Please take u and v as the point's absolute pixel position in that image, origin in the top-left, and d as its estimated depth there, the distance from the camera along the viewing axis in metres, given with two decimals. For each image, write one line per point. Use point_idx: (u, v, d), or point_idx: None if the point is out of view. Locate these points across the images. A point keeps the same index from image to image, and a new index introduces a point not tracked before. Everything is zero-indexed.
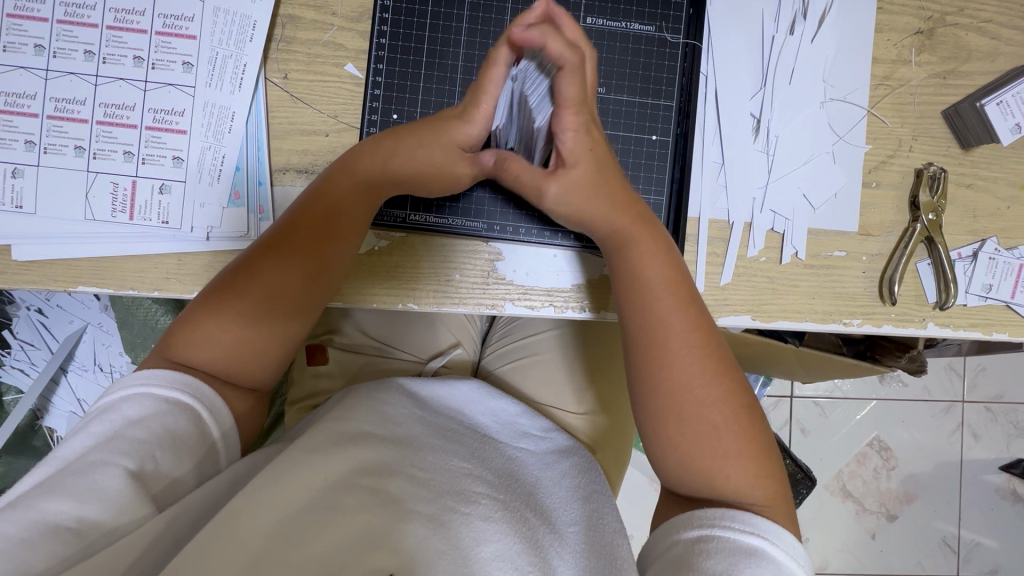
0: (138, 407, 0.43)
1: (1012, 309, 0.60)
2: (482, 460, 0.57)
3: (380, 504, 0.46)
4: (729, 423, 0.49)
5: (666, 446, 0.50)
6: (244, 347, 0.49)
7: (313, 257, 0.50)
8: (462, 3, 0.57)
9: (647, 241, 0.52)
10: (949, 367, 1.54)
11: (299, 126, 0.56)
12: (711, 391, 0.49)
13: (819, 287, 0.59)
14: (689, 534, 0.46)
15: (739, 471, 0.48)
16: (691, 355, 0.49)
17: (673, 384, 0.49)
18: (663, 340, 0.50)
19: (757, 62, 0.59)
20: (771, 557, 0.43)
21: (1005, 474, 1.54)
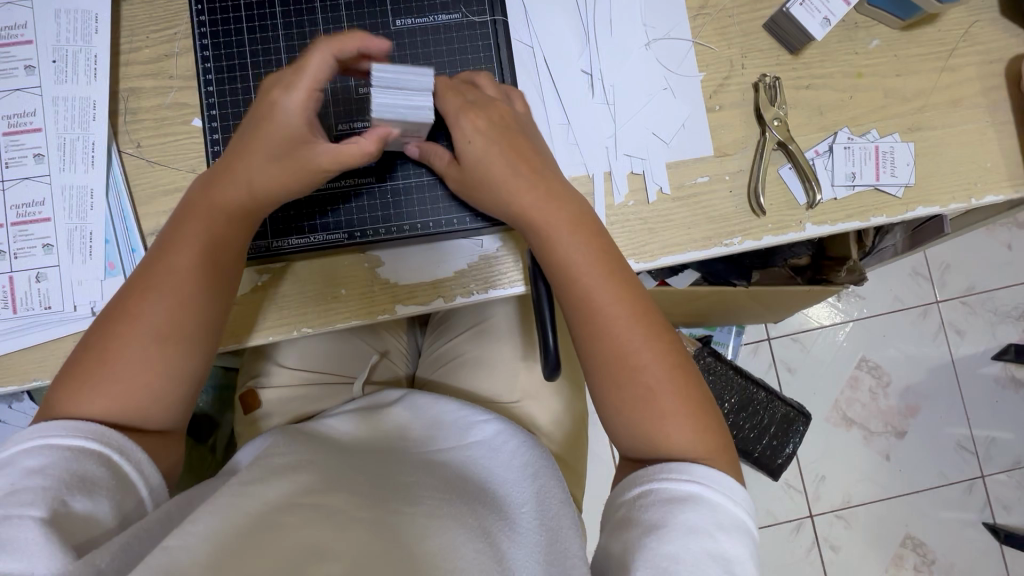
0: (41, 455, 0.43)
1: (882, 191, 0.61)
2: (422, 471, 0.58)
3: (325, 518, 0.46)
4: (660, 378, 0.51)
5: (611, 416, 0.52)
6: (147, 381, 0.49)
7: (193, 287, 0.51)
8: (277, 36, 0.59)
9: (562, 216, 0.53)
10: (913, 273, 1.55)
11: (161, 188, 0.59)
12: (637, 339, 0.51)
13: (692, 216, 0.61)
14: (631, 494, 0.47)
15: (670, 424, 0.50)
16: (625, 317, 0.52)
17: (616, 352, 0.51)
18: (582, 305, 0.52)
19: (577, 22, 0.61)
20: (706, 500, 0.45)
21: (999, 363, 1.53)
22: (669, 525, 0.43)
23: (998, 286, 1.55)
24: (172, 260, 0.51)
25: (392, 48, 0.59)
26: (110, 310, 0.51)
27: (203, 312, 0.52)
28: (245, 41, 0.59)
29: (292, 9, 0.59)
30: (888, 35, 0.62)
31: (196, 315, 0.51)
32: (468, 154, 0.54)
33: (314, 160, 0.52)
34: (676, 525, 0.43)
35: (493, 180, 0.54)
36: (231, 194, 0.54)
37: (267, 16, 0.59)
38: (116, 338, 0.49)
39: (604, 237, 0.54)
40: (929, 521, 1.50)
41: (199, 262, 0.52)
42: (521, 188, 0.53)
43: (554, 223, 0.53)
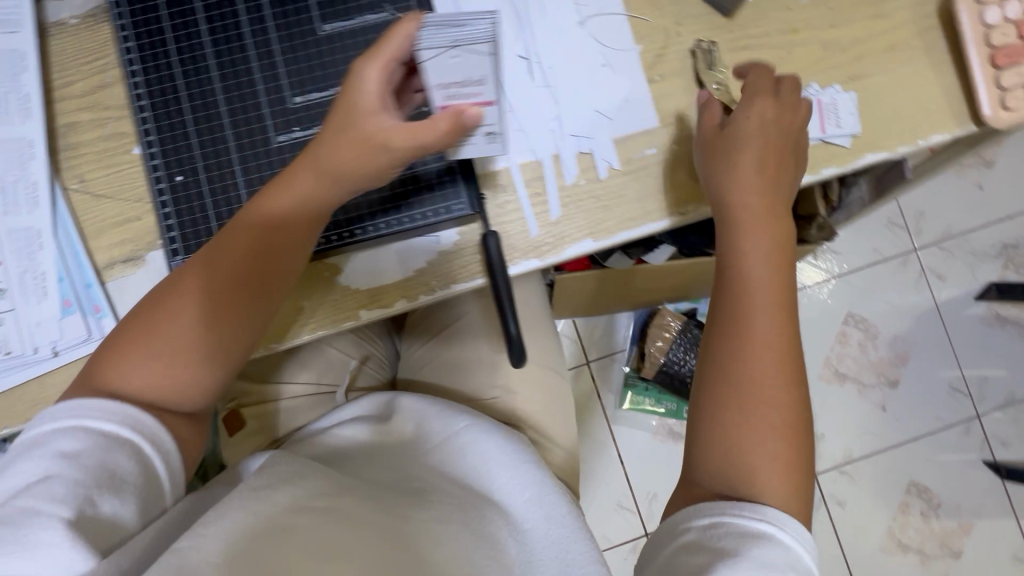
0: (75, 438, 0.44)
1: (829, 143, 0.61)
2: (422, 477, 0.59)
3: (336, 520, 0.48)
4: (769, 402, 0.52)
5: (706, 427, 0.53)
6: (183, 364, 0.49)
7: (240, 284, 0.50)
8: (204, 45, 0.55)
9: (764, 217, 0.56)
10: (889, 224, 1.56)
11: (110, 220, 0.58)
12: (770, 354, 0.53)
13: (645, 188, 0.61)
14: (701, 521, 0.48)
15: (763, 455, 0.51)
16: (773, 356, 0.53)
17: (755, 373, 0.52)
18: (755, 305, 0.54)
19: (509, 8, 0.61)
20: (779, 541, 0.46)
21: (983, 303, 1.55)
22: (746, 558, 0.44)
23: (973, 227, 1.56)
24: (200, 270, 0.50)
25: (322, 54, 0.55)
26: (157, 289, 0.51)
27: (233, 315, 0.50)
28: (173, 62, 0.55)
29: (217, 23, 0.55)
30: None
31: (228, 327, 0.50)
32: (740, 129, 0.57)
33: (383, 141, 0.50)
34: (751, 558, 0.44)
35: (738, 167, 0.56)
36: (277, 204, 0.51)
37: (193, 34, 0.55)
38: (155, 320, 0.49)
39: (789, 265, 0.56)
40: (931, 466, 1.52)
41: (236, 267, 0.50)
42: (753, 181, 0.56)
43: (749, 219, 0.56)
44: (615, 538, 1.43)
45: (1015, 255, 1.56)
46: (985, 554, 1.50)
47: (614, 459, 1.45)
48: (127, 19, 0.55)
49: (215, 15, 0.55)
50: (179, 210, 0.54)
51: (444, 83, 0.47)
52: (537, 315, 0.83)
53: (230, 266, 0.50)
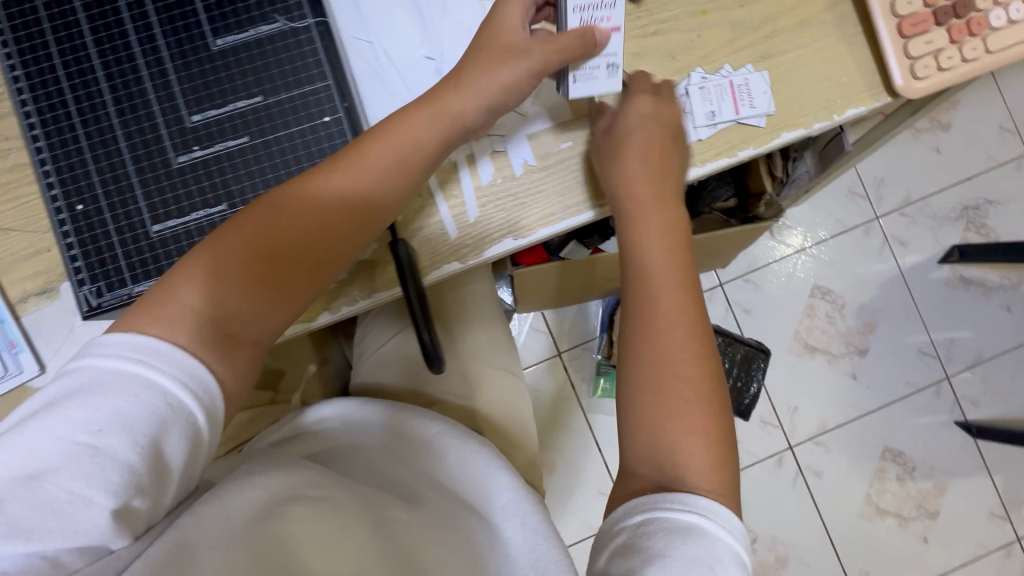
0: (136, 402, 0.42)
1: (744, 124, 0.61)
2: (412, 478, 0.65)
3: (332, 511, 0.52)
4: (684, 392, 0.52)
5: (638, 418, 0.53)
6: (213, 302, 0.48)
7: (280, 252, 0.51)
8: (93, 67, 0.53)
9: (659, 217, 0.58)
10: (849, 194, 1.56)
11: (20, 253, 0.57)
12: (683, 344, 0.53)
13: (563, 183, 0.61)
14: (632, 521, 0.48)
15: (688, 442, 0.51)
16: (686, 336, 0.54)
17: (671, 351, 0.53)
18: (658, 303, 0.55)
19: (412, 9, 0.59)
20: (707, 532, 0.45)
21: (946, 266, 1.56)
22: (671, 554, 0.44)
23: (933, 191, 1.57)
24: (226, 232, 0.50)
25: (216, 69, 0.54)
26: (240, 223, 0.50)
27: (276, 280, 0.51)
28: (64, 86, 0.53)
29: (106, 45, 0.53)
30: None
31: (269, 299, 0.51)
32: (625, 126, 0.58)
33: (425, 142, 0.54)
34: (676, 554, 0.44)
35: (623, 164, 0.58)
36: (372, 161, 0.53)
37: (83, 57, 0.53)
38: (248, 255, 0.50)
39: (690, 257, 0.58)
40: (904, 430, 1.54)
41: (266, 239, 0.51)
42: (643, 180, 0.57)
43: (642, 223, 0.58)
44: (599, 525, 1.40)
45: (975, 216, 1.57)
46: (961, 512, 1.52)
47: (593, 447, 1.42)
48: (13, 45, 0.53)
49: (103, 36, 0.53)
50: (82, 238, 0.53)
51: (582, 5, 0.54)
52: (486, 326, 0.88)
53: (273, 233, 0.51)
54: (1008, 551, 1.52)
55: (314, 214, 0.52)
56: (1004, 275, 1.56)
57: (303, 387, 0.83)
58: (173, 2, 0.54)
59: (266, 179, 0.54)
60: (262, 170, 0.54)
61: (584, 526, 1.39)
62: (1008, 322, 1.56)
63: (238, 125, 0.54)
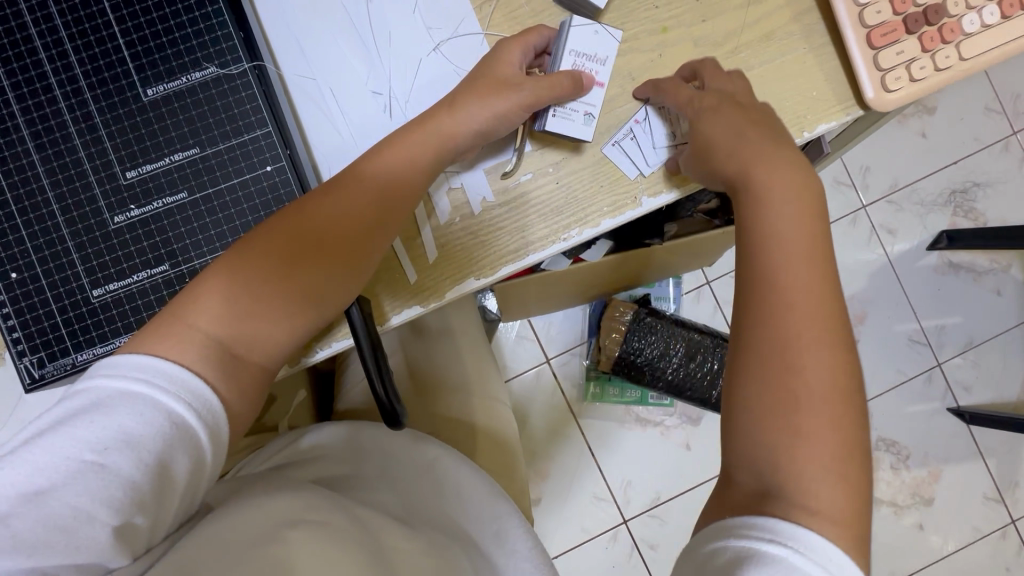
0: (142, 423, 0.43)
1: None
2: (409, 504, 0.68)
3: (326, 530, 0.53)
4: (821, 391, 0.48)
5: (749, 438, 0.48)
6: (238, 321, 0.49)
7: (304, 256, 0.51)
8: (17, 126, 0.50)
9: (794, 185, 0.52)
10: (835, 184, 1.54)
11: None
12: (819, 341, 0.49)
13: (525, 218, 0.58)
14: (710, 543, 0.46)
15: (821, 455, 0.47)
16: (818, 335, 0.49)
17: (804, 353, 0.48)
18: (779, 317, 0.49)
19: (358, 43, 0.57)
20: (791, 567, 0.43)
21: (935, 253, 1.54)
22: None
23: (920, 177, 1.54)
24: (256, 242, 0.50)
25: (148, 121, 0.51)
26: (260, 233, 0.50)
27: (297, 286, 0.50)
28: None
29: (29, 101, 0.50)
30: None
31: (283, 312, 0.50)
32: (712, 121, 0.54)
33: (442, 147, 0.54)
34: None
35: (721, 156, 0.53)
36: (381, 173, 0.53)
37: (5, 116, 0.50)
38: (272, 261, 0.50)
39: (821, 214, 0.52)
40: (897, 419, 1.54)
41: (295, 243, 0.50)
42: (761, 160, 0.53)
43: (772, 195, 0.52)
44: (594, 530, 1.39)
45: (963, 200, 1.55)
46: (956, 497, 1.52)
47: (586, 452, 1.41)
48: None
49: (25, 92, 0.50)
50: (18, 308, 0.50)
51: (578, 52, 0.57)
52: (467, 355, 0.88)
53: (301, 235, 0.51)
54: (1003, 533, 1.52)
55: (334, 226, 0.51)
56: (993, 258, 1.55)
57: (287, 416, 0.83)
58: (97, 52, 0.51)
59: (209, 235, 0.51)
60: (205, 226, 0.51)
61: (578, 532, 1.39)
62: (999, 306, 1.55)
63: (176, 179, 0.51)
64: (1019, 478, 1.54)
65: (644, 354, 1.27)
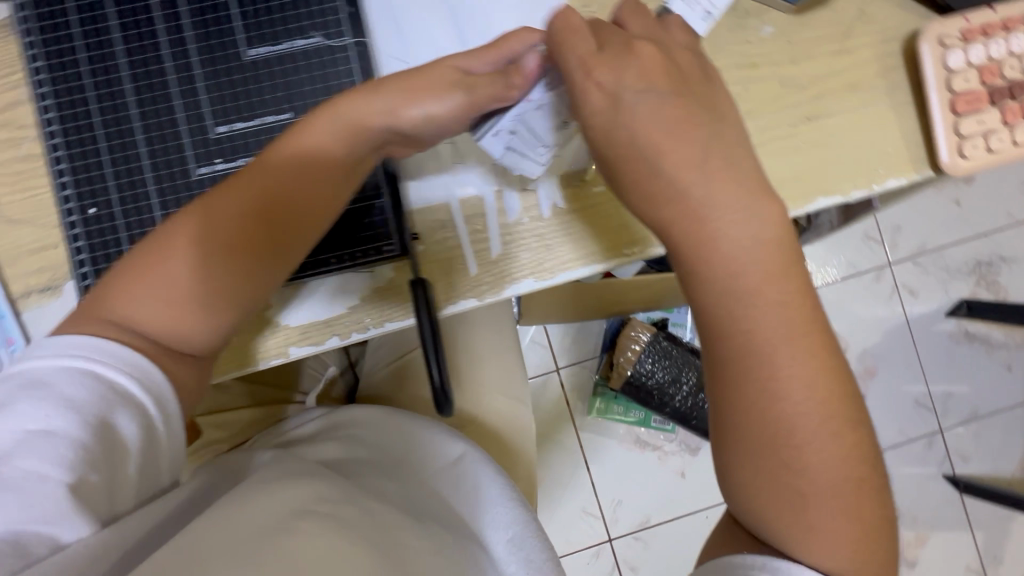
0: (76, 399, 0.42)
1: (783, 186, 0.60)
2: (415, 496, 0.64)
3: (332, 524, 0.48)
4: (807, 408, 0.44)
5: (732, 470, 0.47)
6: (180, 302, 0.46)
7: (241, 233, 0.47)
8: (119, 66, 0.51)
9: (691, 221, 0.44)
10: (866, 238, 1.54)
11: (27, 247, 0.56)
12: (802, 392, 0.44)
13: (590, 229, 0.59)
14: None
15: (825, 471, 0.44)
16: (795, 381, 0.44)
17: (779, 397, 0.44)
18: (741, 331, 0.44)
19: (455, 34, 0.57)
20: None
21: (953, 320, 1.55)
22: None
23: (949, 243, 1.55)
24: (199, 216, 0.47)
25: (246, 80, 0.52)
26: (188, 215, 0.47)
27: (243, 262, 0.47)
28: (86, 83, 0.51)
29: (134, 44, 0.51)
30: (781, 21, 0.60)
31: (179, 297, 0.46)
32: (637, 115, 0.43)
33: (364, 131, 0.48)
34: None
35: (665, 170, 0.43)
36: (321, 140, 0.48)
37: (108, 55, 0.51)
38: (221, 238, 0.47)
39: (787, 247, 0.44)
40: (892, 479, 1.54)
41: (228, 228, 0.47)
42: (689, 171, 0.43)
43: (720, 227, 0.43)
44: (579, 544, 1.39)
45: (988, 272, 1.56)
46: (938, 564, 1.53)
47: (582, 466, 1.41)
48: (36, 36, 0.51)
49: (132, 34, 0.51)
50: (91, 244, 0.51)
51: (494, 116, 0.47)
52: (498, 351, 0.88)
53: (224, 221, 0.47)
54: None
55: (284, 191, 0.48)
56: (1009, 334, 1.56)
57: (327, 394, 0.88)
58: (207, 7, 0.51)
59: None
60: None
61: (563, 544, 1.39)
62: (1008, 382, 1.56)
63: (263, 141, 0.52)
64: (1003, 555, 1.54)
65: (655, 378, 1.28)
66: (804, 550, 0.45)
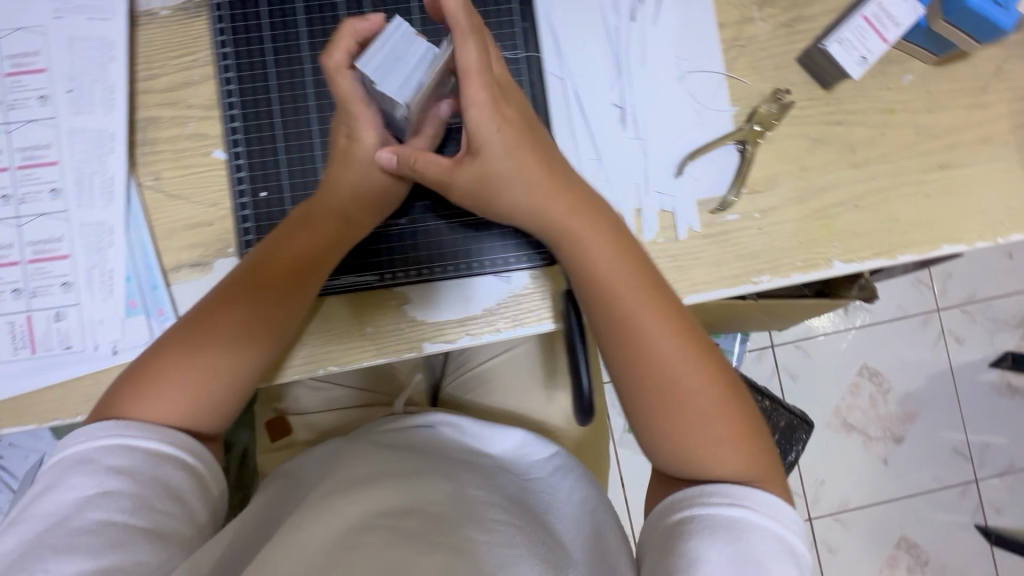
0: (122, 464, 0.44)
1: (910, 230, 0.61)
2: (495, 485, 0.62)
3: (402, 537, 0.48)
4: (664, 337, 0.51)
5: (653, 450, 0.52)
6: (202, 380, 0.49)
7: (283, 276, 0.52)
8: (302, 70, 0.57)
9: (564, 199, 0.52)
10: (915, 283, 1.55)
11: (181, 222, 0.57)
12: (688, 369, 0.50)
13: (721, 254, 0.60)
14: (673, 519, 0.47)
15: (706, 424, 0.49)
16: (684, 357, 0.51)
17: (665, 375, 0.50)
18: (622, 305, 0.51)
19: (610, 55, 0.60)
20: (749, 524, 0.45)
21: (996, 369, 1.55)
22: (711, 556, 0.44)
23: (1000, 294, 1.55)
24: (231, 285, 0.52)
25: None
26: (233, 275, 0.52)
27: (309, 290, 0.53)
28: (271, 84, 0.57)
29: (319, 51, 0.57)
30: (922, 70, 0.62)
31: (182, 372, 0.49)
32: (490, 142, 0.50)
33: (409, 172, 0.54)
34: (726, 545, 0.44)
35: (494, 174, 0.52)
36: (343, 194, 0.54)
37: (294, 60, 0.57)
38: (254, 285, 0.51)
39: (631, 246, 0.53)
40: (925, 525, 1.52)
41: (269, 270, 0.52)
42: (554, 188, 0.52)
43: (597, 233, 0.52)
44: None
45: None
46: None
47: None
48: (231, 40, 0.57)
49: (318, 43, 0.57)
50: (260, 228, 0.56)
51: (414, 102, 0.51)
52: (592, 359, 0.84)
53: (281, 259, 0.52)
54: None
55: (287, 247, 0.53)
56: None
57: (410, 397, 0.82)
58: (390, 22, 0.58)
59: None
60: None
61: None
62: None
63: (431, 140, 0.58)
64: None
65: None
66: (713, 459, 0.49)
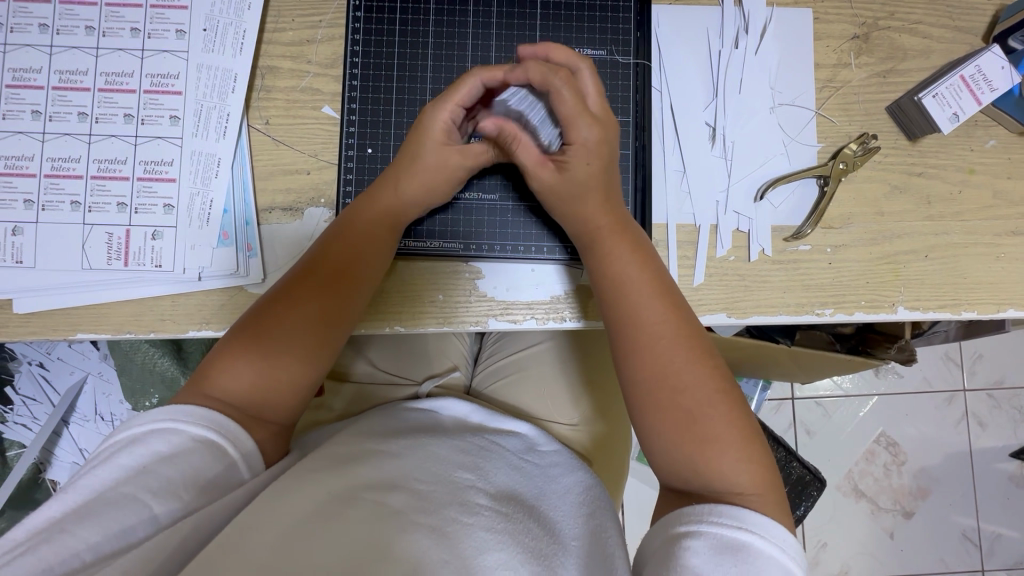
0: (162, 450, 0.43)
1: (976, 288, 0.62)
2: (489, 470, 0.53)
3: (381, 518, 0.42)
4: (666, 334, 0.50)
5: (658, 454, 0.49)
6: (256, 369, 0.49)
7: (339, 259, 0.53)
8: (426, 44, 0.61)
9: (608, 213, 0.54)
10: (947, 357, 1.40)
11: (281, 167, 0.59)
12: (685, 361, 0.49)
13: (790, 281, 0.61)
14: (676, 530, 0.43)
15: (717, 424, 0.47)
16: (675, 343, 0.49)
17: (663, 374, 0.49)
18: (655, 314, 0.50)
19: (708, 77, 0.63)
20: (755, 550, 0.40)
21: (1017, 461, 1.39)
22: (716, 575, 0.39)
23: None
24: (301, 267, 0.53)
25: None
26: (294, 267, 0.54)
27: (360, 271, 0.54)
28: (394, 52, 0.61)
29: (444, 28, 0.62)
30: (1005, 137, 0.63)
31: (271, 343, 0.50)
32: (580, 168, 0.53)
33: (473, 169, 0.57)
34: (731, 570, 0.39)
35: (575, 188, 0.54)
36: (426, 176, 0.56)
37: (420, 33, 0.61)
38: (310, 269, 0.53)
39: (656, 256, 0.54)
40: None
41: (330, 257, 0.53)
42: (593, 204, 0.54)
43: (616, 246, 0.53)
44: None
45: None
46: None
47: None
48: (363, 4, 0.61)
49: (445, 21, 0.62)
50: (360, 180, 0.60)
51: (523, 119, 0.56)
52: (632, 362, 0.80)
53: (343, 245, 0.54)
54: None
55: (365, 229, 0.55)
56: None
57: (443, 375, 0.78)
58: (515, 12, 0.62)
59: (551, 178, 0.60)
60: None
61: None
62: None
63: None
64: None
65: None
66: (707, 464, 0.46)
